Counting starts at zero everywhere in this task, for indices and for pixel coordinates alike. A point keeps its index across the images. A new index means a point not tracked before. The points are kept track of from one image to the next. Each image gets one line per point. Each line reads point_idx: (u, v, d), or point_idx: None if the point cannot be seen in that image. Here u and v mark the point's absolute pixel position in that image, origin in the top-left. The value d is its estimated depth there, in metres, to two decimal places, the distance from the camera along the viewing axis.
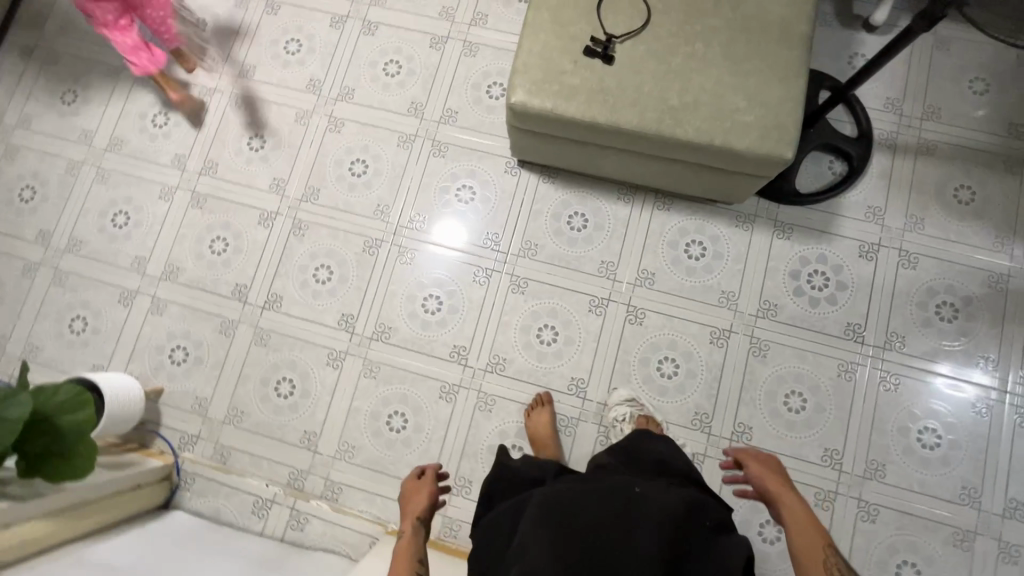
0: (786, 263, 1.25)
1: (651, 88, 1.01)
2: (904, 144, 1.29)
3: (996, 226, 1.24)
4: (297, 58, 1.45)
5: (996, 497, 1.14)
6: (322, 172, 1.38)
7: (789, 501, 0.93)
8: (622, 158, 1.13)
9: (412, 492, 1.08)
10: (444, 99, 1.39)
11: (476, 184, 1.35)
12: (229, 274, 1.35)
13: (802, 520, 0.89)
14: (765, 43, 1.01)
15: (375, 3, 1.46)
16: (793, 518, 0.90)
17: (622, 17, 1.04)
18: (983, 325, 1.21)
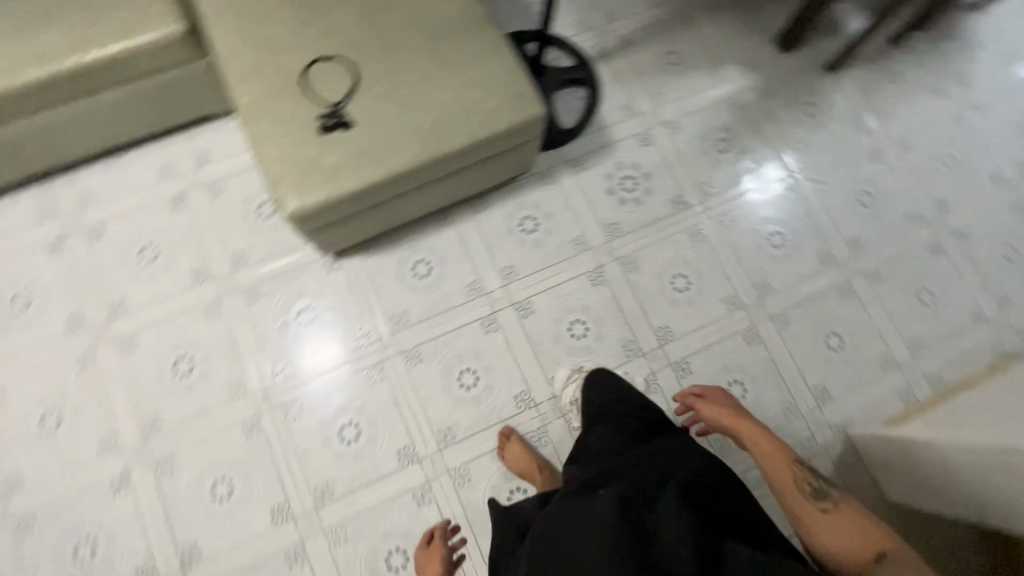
0: (599, 187, 1.38)
1: (401, 125, 1.03)
2: (610, 48, 1.48)
3: (706, 66, 1.49)
4: (34, 309, 1.23)
5: (841, 246, 1.38)
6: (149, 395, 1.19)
7: (748, 430, 1.02)
8: (419, 195, 1.14)
9: (427, 559, 1.09)
10: (223, 247, 1.28)
11: (310, 300, 1.26)
12: (120, 568, 1.11)
13: (766, 444, 0.98)
14: (460, 35, 1.08)
15: (83, 205, 1.28)
16: (756, 445, 0.99)
17: (332, 82, 1.03)
18: (749, 137, 1.44)
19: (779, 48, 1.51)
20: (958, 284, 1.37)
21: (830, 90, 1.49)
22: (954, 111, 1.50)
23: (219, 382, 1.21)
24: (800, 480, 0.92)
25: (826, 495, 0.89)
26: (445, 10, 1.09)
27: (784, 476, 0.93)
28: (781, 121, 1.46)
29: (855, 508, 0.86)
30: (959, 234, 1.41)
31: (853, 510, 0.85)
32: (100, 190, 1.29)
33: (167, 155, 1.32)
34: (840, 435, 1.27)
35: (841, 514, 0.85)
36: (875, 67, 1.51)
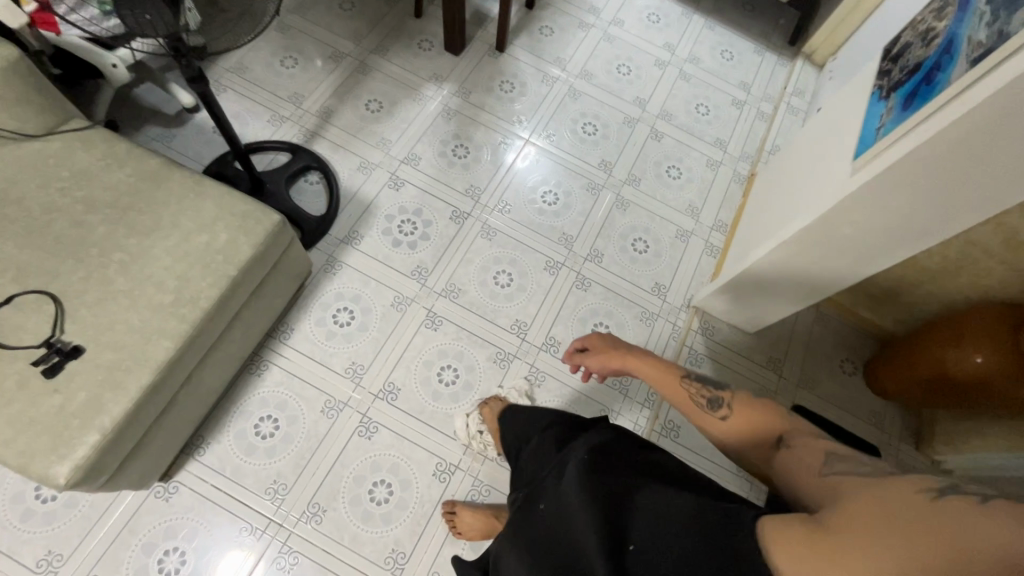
0: (385, 245, 1.37)
1: (140, 315, 0.90)
2: (314, 126, 1.48)
3: (406, 96, 1.57)
4: None
5: (597, 173, 1.57)
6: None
7: (640, 366, 1.02)
8: (211, 363, 1.03)
9: None
10: (19, 564, 1.01)
11: (166, 541, 1.06)
12: None
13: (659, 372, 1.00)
14: (149, 196, 0.99)
15: None
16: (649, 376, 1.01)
17: (29, 322, 0.87)
18: (477, 132, 1.56)
19: (452, 52, 1.65)
20: (687, 150, 1.64)
21: (511, 63, 1.68)
22: (602, 32, 1.79)
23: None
24: (693, 394, 0.96)
25: (720, 402, 0.93)
26: (116, 182, 0.99)
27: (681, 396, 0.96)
28: (491, 106, 1.60)
29: (743, 397, 0.92)
30: (664, 115, 1.69)
31: (744, 406, 0.91)
32: None
33: None
34: (691, 309, 1.44)
35: (737, 409, 0.91)
36: (530, 30, 1.74)
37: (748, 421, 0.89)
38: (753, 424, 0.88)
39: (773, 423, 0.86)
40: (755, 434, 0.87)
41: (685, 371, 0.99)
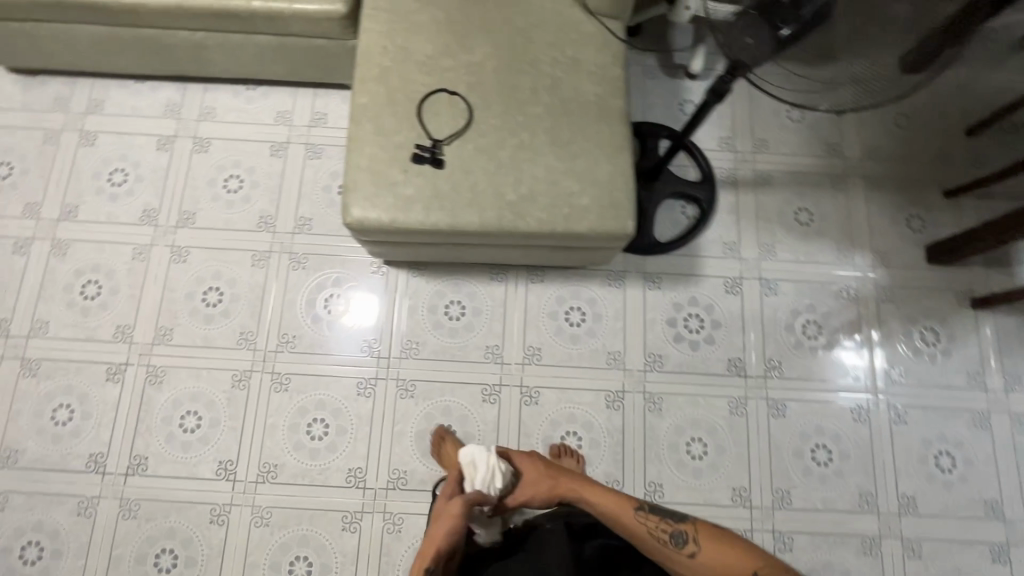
0: (662, 313, 1.28)
1: (485, 186, 1.00)
2: (743, 178, 1.36)
3: (838, 240, 1.33)
4: (125, 188, 1.32)
5: (890, 497, 1.20)
6: (168, 309, 1.26)
7: (580, 488, 1.00)
8: (479, 251, 1.11)
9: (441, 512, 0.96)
10: (297, 207, 1.32)
11: (345, 291, 1.28)
12: (80, 443, 1.19)
13: (613, 498, 0.97)
14: (586, 122, 1.03)
15: (202, 116, 1.37)
16: (602, 509, 0.96)
17: (443, 118, 1.02)
18: (845, 335, 1.28)
19: (928, 256, 1.32)
20: None
21: (963, 326, 1.29)
22: None
23: (231, 327, 1.25)
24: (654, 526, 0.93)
25: None
26: (584, 92, 1.04)
27: (637, 531, 0.93)
28: (890, 333, 1.28)
29: (709, 528, 0.93)
30: None
31: None
32: (221, 110, 1.37)
33: (288, 104, 1.38)
34: None
35: (709, 547, 0.90)
36: None
37: (717, 558, 0.89)
38: (723, 562, 0.88)
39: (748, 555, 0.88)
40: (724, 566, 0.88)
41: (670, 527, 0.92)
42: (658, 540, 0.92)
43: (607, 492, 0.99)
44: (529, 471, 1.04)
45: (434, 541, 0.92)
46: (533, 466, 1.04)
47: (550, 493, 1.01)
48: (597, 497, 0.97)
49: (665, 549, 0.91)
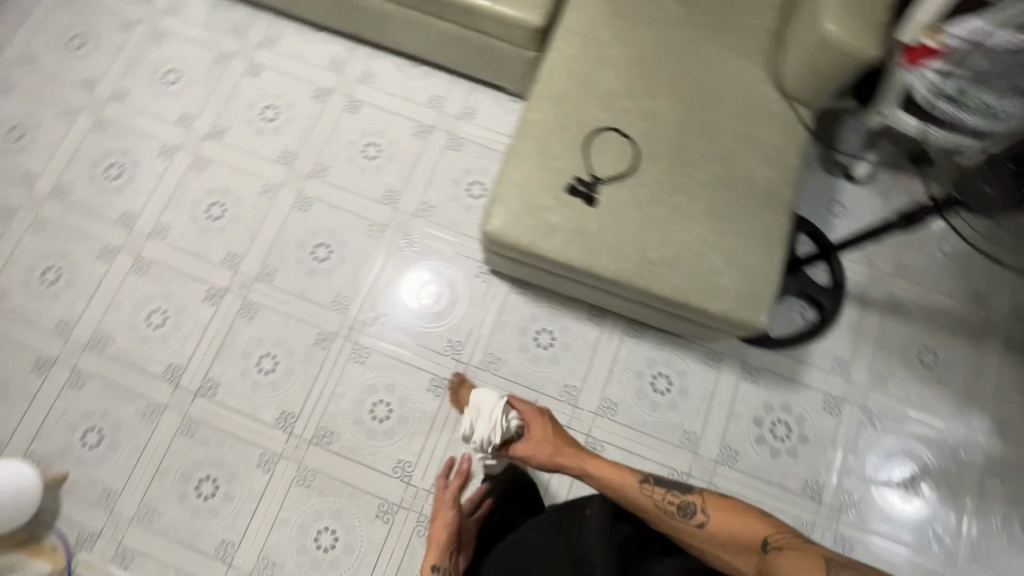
0: (750, 409, 1.22)
1: (630, 236, 0.97)
2: (874, 298, 1.29)
3: (957, 393, 1.24)
4: (272, 125, 1.37)
5: None
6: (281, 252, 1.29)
7: (583, 456, 0.93)
8: (596, 294, 1.09)
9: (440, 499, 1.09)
10: (423, 191, 1.33)
11: (445, 286, 1.28)
12: (163, 351, 1.24)
13: (616, 470, 0.90)
14: (749, 204, 0.99)
15: (362, 79, 1.40)
16: (603, 481, 0.89)
17: (608, 157, 1.00)
18: (938, 495, 1.19)
19: None
20: None
21: None
22: None
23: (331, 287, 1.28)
24: (659, 500, 0.85)
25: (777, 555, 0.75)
26: (755, 172, 1.01)
27: (641, 503, 0.86)
28: (989, 509, 1.18)
29: (721, 499, 0.84)
30: None
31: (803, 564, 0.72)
32: (381, 78, 1.40)
33: (444, 90, 1.39)
34: None
35: (717, 518, 0.82)
36: None
37: (727, 528, 0.81)
38: (735, 530, 0.80)
39: (763, 526, 0.79)
40: (734, 536, 0.80)
41: (676, 500, 0.85)
42: (663, 511, 0.84)
43: (614, 466, 0.91)
44: (536, 430, 0.98)
45: (439, 522, 1.04)
46: (538, 425, 0.98)
47: (551, 459, 0.94)
48: (599, 470, 0.90)
49: (673, 521, 0.83)
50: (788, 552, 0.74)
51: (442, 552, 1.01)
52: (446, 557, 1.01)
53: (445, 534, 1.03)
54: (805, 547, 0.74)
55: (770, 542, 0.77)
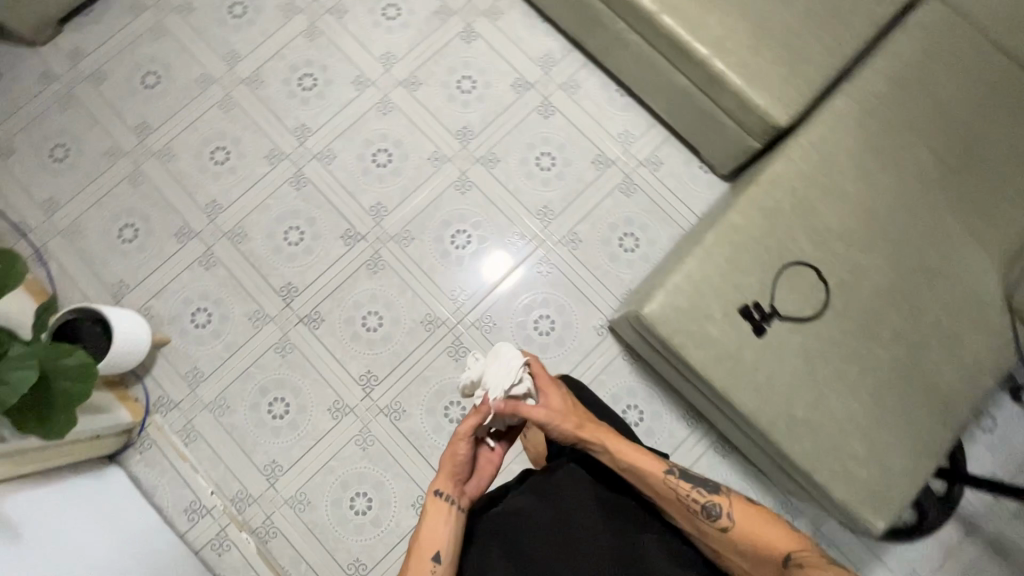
0: None
1: (783, 384, 0.91)
2: (979, 529, 1.18)
3: None
4: (463, 96, 1.35)
5: None
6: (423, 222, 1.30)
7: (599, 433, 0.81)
8: (711, 410, 1.04)
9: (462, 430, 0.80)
10: (578, 222, 1.30)
11: (559, 322, 1.26)
12: (288, 267, 1.28)
13: (639, 453, 0.80)
14: (918, 404, 0.92)
15: (565, 86, 1.36)
16: (625, 464, 0.80)
17: (796, 294, 0.93)
18: None
19: None
20: None
21: None
22: None
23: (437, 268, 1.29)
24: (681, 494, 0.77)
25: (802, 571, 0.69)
26: (939, 375, 0.92)
27: (666, 494, 0.78)
28: None
29: (748, 502, 0.76)
30: None
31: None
32: (583, 92, 1.36)
33: (639, 131, 1.34)
34: None
35: (743, 523, 0.74)
36: None
37: (751, 535, 0.73)
38: (764, 539, 0.73)
39: (790, 540, 0.72)
40: (758, 547, 0.73)
41: (703, 498, 0.77)
42: (687, 509, 0.77)
43: (631, 453, 0.80)
44: (551, 398, 0.82)
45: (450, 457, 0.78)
46: (552, 395, 0.83)
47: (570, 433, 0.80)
48: (618, 450, 0.80)
49: (696, 519, 0.77)
50: (812, 574, 0.68)
51: (450, 478, 0.78)
52: (457, 488, 0.78)
53: (460, 461, 0.78)
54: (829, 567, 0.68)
55: (793, 558, 0.71)
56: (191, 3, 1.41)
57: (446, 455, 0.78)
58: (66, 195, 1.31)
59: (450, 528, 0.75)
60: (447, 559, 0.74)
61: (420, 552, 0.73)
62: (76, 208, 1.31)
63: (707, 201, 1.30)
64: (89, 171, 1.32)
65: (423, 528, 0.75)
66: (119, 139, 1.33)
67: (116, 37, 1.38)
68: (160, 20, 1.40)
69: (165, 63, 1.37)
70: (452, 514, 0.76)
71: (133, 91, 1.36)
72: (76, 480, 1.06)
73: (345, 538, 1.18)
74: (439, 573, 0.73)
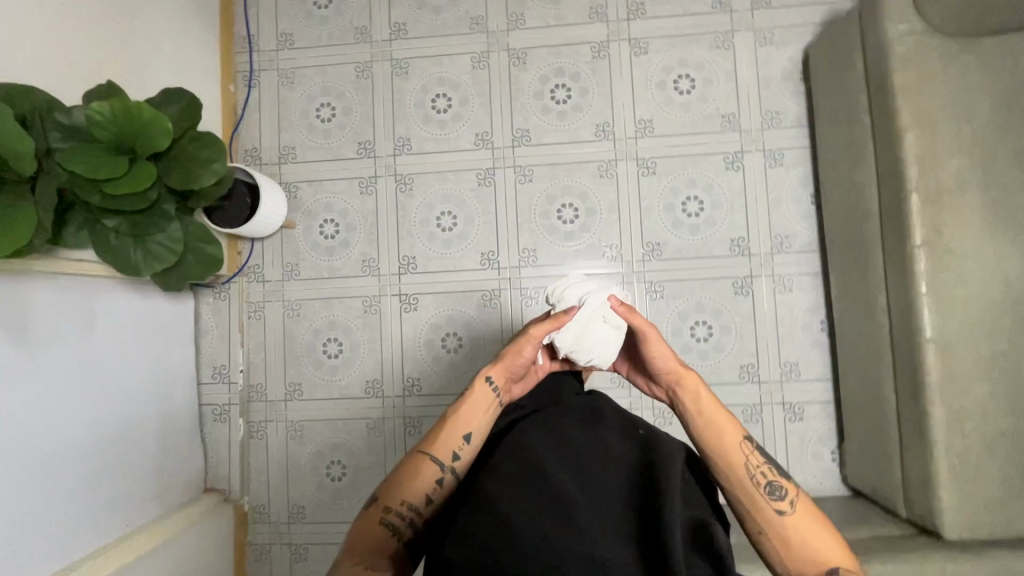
0: None
1: None
2: None
3: None
4: (678, 216, 1.24)
5: None
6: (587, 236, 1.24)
7: (693, 377, 0.81)
8: None
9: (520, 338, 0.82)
10: None
11: None
12: (422, 244, 1.28)
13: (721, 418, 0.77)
14: None
15: (776, 280, 1.21)
16: (699, 406, 0.78)
17: None
18: None
19: None
20: None
21: None
22: None
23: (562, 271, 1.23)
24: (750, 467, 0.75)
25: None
26: None
27: (732, 459, 0.75)
28: None
29: (811, 503, 0.74)
30: None
31: None
32: (787, 298, 1.21)
33: (807, 374, 1.19)
34: None
35: (800, 519, 0.72)
36: None
37: (805, 531, 0.71)
38: (814, 548, 0.70)
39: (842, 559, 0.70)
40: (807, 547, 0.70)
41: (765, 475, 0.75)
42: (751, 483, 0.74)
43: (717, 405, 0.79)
44: (654, 345, 0.82)
45: (514, 353, 0.80)
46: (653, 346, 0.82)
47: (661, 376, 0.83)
48: (704, 396, 0.79)
49: (760, 500, 0.73)
50: None
51: (504, 371, 0.80)
52: (505, 383, 0.81)
53: (520, 363, 0.80)
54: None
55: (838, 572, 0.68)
56: None
57: (508, 350, 0.81)
58: (303, 42, 1.32)
59: (489, 416, 0.78)
60: (476, 441, 0.77)
61: (452, 422, 0.77)
62: (302, 59, 1.32)
63: (810, 484, 1.18)
64: (332, 33, 1.31)
65: (463, 399, 0.78)
66: (374, 24, 1.31)
67: None
68: None
69: None
70: (496, 402, 0.79)
71: None
72: (154, 299, 1.16)
73: (306, 487, 1.26)
74: (466, 451, 0.76)
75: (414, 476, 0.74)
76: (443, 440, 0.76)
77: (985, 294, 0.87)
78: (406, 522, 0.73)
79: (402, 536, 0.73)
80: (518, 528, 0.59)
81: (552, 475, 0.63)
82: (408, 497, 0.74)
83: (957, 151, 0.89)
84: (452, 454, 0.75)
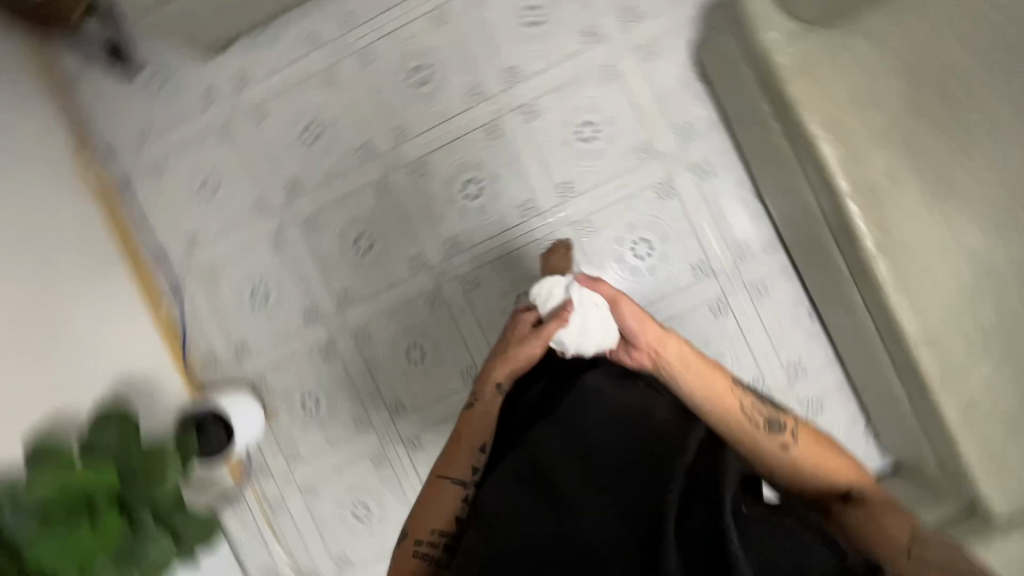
0: None
1: None
2: None
3: None
4: (633, 263, 1.20)
5: None
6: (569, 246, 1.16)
7: (670, 339, 0.77)
8: None
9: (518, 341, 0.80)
10: None
11: None
12: (402, 384, 1.27)
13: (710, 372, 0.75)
14: None
15: (749, 288, 1.18)
16: (682, 359, 0.76)
17: None
18: None
19: None
20: None
21: None
22: None
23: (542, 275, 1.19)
24: (749, 407, 0.72)
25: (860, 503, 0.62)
26: None
27: (726, 402, 0.72)
28: None
29: (815, 432, 0.70)
30: None
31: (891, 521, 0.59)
32: (768, 302, 1.18)
33: (813, 367, 1.17)
34: None
35: (805, 448, 0.68)
36: None
37: (813, 465, 0.67)
38: (824, 468, 0.67)
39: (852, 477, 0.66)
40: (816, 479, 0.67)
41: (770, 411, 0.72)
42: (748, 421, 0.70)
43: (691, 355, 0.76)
44: (626, 313, 0.79)
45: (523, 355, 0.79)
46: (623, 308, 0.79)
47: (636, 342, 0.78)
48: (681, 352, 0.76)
49: (761, 442, 0.68)
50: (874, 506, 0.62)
51: (512, 375, 0.79)
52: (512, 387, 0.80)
53: (524, 367, 0.79)
54: (901, 514, 0.61)
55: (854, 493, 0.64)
56: (371, 53, 1.24)
57: (515, 350, 0.79)
58: (210, 234, 1.31)
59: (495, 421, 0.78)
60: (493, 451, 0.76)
61: (470, 438, 0.77)
62: (216, 252, 1.31)
63: None
64: (235, 217, 1.30)
65: (475, 410, 0.79)
66: (269, 191, 1.28)
67: (289, 72, 1.27)
68: (333, 65, 1.25)
69: (331, 119, 1.26)
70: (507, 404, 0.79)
71: (294, 141, 1.27)
72: None
73: None
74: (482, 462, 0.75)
75: (439, 498, 0.74)
76: (460, 458, 0.76)
77: (959, 275, 0.83)
78: (435, 550, 0.70)
79: (436, 569, 0.69)
80: (526, 510, 0.56)
81: (549, 443, 0.61)
82: (435, 523, 0.72)
83: (878, 143, 0.83)
84: (470, 470, 0.75)
